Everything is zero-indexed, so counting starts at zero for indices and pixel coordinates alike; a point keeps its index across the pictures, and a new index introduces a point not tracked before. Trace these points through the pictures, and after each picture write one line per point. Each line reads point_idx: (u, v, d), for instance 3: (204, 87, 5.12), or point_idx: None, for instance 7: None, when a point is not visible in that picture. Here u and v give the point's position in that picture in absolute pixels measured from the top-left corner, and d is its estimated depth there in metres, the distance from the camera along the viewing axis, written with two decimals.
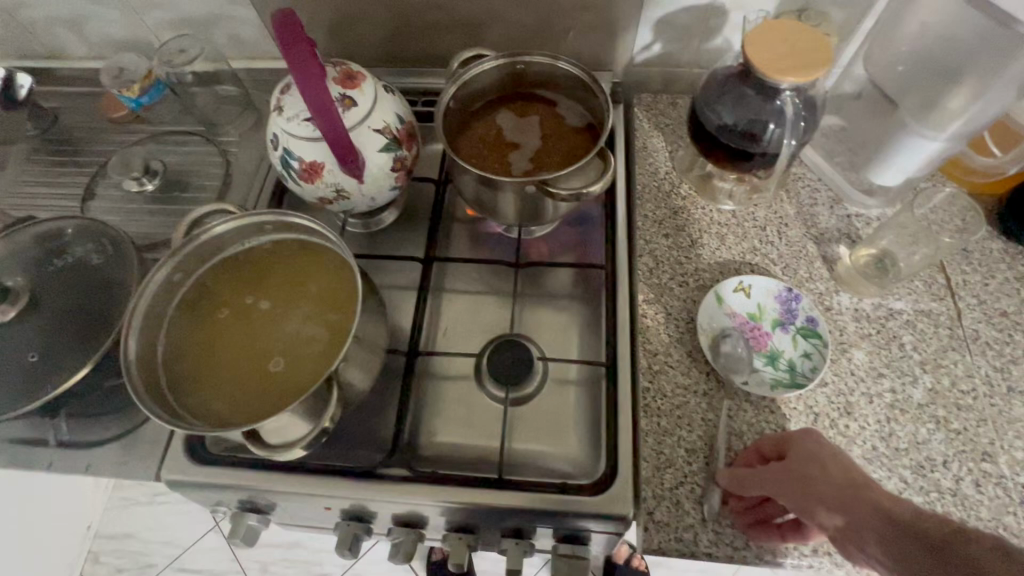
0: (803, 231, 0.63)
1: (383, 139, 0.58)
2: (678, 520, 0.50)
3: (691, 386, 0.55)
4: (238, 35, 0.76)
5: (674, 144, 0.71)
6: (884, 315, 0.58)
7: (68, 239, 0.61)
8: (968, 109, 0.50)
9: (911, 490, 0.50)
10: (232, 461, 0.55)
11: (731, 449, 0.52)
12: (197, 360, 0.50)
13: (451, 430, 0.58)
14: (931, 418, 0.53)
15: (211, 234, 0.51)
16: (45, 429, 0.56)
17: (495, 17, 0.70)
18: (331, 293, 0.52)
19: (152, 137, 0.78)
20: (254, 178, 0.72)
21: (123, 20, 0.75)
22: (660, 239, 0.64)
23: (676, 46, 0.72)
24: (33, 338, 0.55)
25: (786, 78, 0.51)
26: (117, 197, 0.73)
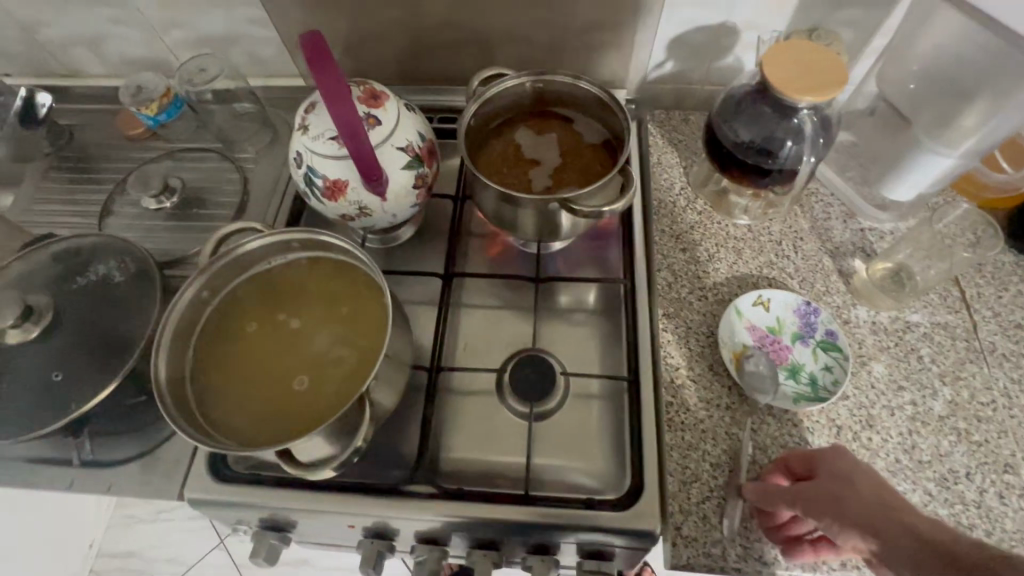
0: (818, 245, 0.64)
1: (405, 157, 0.58)
2: (706, 535, 0.50)
3: (714, 400, 0.56)
4: (256, 54, 0.77)
5: (688, 160, 0.72)
6: (901, 328, 0.58)
7: (89, 255, 0.61)
8: (981, 128, 0.52)
9: (935, 502, 0.50)
10: (255, 479, 0.54)
11: (756, 463, 0.53)
12: (226, 378, 0.50)
13: (474, 446, 0.58)
14: (952, 430, 0.53)
15: (240, 252, 0.52)
16: (68, 447, 0.56)
17: (512, 37, 0.72)
18: (359, 311, 0.52)
19: (170, 154, 0.78)
20: (273, 194, 0.73)
21: (143, 39, 0.76)
22: (678, 254, 0.65)
23: (688, 65, 0.73)
24: (57, 356, 0.55)
25: (803, 97, 0.52)
26: (136, 213, 0.73)
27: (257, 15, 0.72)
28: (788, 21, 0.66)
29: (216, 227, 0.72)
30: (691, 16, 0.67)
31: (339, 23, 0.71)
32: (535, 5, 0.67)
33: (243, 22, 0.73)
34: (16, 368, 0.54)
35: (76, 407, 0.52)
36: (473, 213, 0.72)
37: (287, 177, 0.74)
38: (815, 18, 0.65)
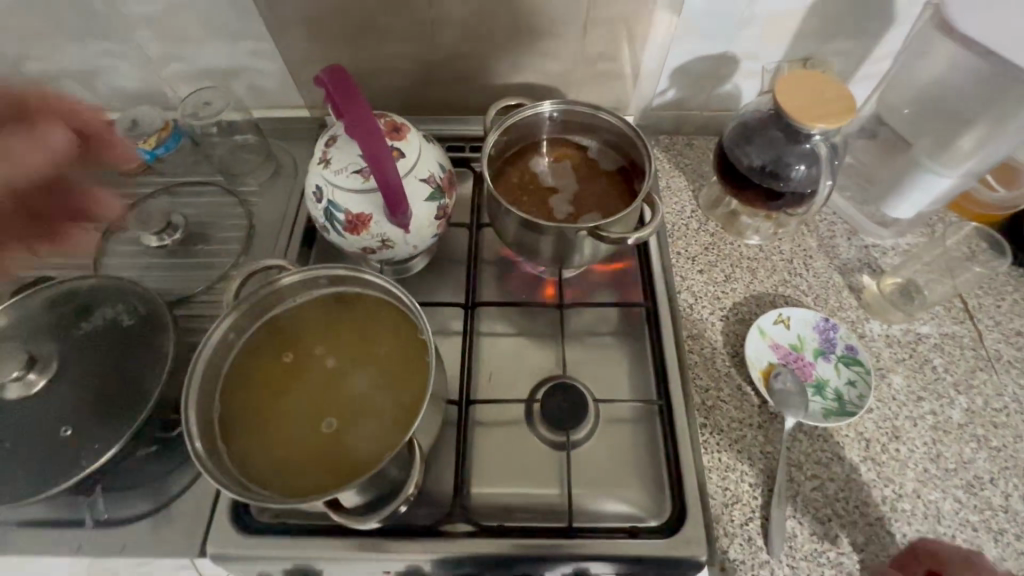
0: (827, 262, 0.66)
1: (428, 189, 0.58)
2: (753, 557, 0.50)
3: (746, 420, 0.56)
4: (258, 86, 0.76)
5: (695, 183, 0.74)
6: (913, 339, 0.61)
7: (91, 301, 0.59)
8: (981, 150, 0.55)
9: (966, 509, 0.52)
10: (282, 529, 0.51)
11: (793, 481, 0.53)
12: (260, 423, 0.48)
13: (509, 479, 0.56)
14: (972, 438, 0.55)
15: (269, 290, 0.50)
16: (81, 506, 0.53)
17: (521, 68, 0.73)
18: (398, 349, 0.51)
19: (166, 188, 0.76)
20: (281, 228, 0.71)
21: (138, 72, 0.74)
22: (696, 275, 0.66)
23: (689, 92, 0.76)
24: (66, 409, 0.52)
25: (816, 124, 0.55)
26: (136, 251, 0.70)
27: (262, 48, 0.71)
28: (785, 52, 0.69)
29: (222, 262, 0.69)
30: (694, 47, 0.69)
31: (346, 55, 0.70)
32: (544, 37, 0.69)
33: (247, 55, 0.72)
34: (23, 424, 0.51)
35: (89, 463, 0.49)
36: (488, 241, 0.72)
37: (295, 210, 0.72)
38: (810, 49, 0.68)
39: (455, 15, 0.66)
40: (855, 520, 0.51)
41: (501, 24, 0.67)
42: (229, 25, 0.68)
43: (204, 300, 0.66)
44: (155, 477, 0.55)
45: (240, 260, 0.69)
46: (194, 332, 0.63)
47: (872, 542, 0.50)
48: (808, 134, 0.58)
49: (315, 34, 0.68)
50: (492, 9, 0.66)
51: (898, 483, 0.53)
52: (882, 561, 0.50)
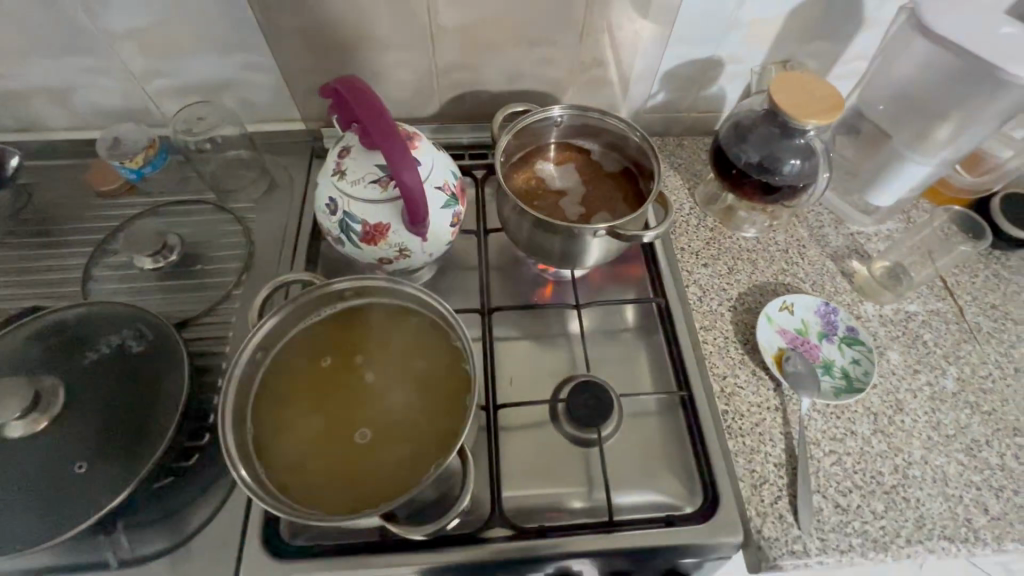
0: (820, 251, 0.70)
1: (443, 196, 0.58)
2: (786, 534, 0.52)
3: (764, 403, 0.59)
4: (250, 100, 0.74)
5: (690, 181, 0.77)
6: (904, 317, 0.65)
7: (86, 332, 0.55)
8: (955, 139, 0.61)
9: (969, 470, 0.56)
10: (318, 551, 0.50)
11: (813, 458, 0.56)
12: (296, 439, 0.47)
13: (543, 480, 0.56)
14: (966, 404, 0.60)
15: (299, 304, 0.51)
16: (99, 547, 0.50)
17: (518, 75, 0.74)
18: (435, 365, 0.51)
19: (153, 208, 0.72)
20: (283, 243, 0.69)
21: (120, 89, 0.71)
22: (701, 268, 0.69)
23: (677, 95, 0.79)
24: (79, 444, 0.49)
25: (809, 120, 0.58)
26: (127, 274, 0.66)
27: (255, 61, 0.69)
28: (767, 55, 0.73)
29: (223, 281, 0.66)
30: (684, 52, 0.72)
31: (343, 67, 0.70)
32: (542, 45, 0.70)
33: (239, 69, 0.70)
34: (28, 464, 0.47)
35: (110, 499, 0.46)
36: (495, 246, 0.73)
37: (297, 224, 0.70)
38: (790, 51, 0.73)
39: (455, 25, 0.67)
40: (873, 490, 0.54)
41: (500, 33, 0.68)
42: (222, 38, 0.66)
43: (209, 321, 0.63)
44: (176, 509, 0.52)
45: (243, 278, 0.67)
46: (202, 355, 0.60)
47: (891, 509, 0.54)
48: (801, 129, 0.61)
49: (313, 45, 0.67)
50: (491, 19, 0.67)
51: (907, 452, 0.57)
52: (902, 526, 0.53)
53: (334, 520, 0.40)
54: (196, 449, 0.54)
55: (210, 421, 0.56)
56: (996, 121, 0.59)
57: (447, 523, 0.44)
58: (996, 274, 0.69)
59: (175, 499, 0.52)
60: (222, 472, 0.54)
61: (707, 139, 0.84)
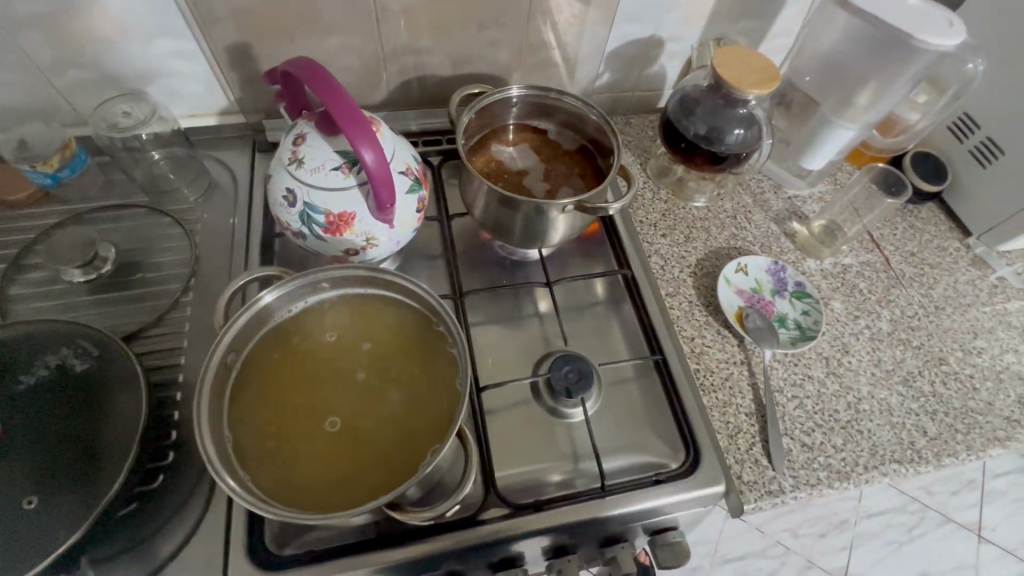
0: (764, 215, 0.75)
1: (408, 181, 0.56)
2: (763, 475, 0.56)
3: (731, 358, 0.63)
4: (179, 91, 0.68)
5: (641, 157, 0.80)
6: (841, 270, 0.72)
7: (15, 354, 0.49)
8: (874, 104, 0.68)
9: (908, 399, 0.62)
10: (312, 556, 0.48)
11: (778, 403, 0.60)
12: (281, 440, 0.45)
13: (533, 457, 0.57)
14: (899, 342, 0.66)
15: (274, 299, 0.49)
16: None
17: (468, 58, 0.73)
18: (430, 362, 0.49)
19: (75, 215, 0.65)
20: (233, 243, 0.65)
21: (23, 84, 0.63)
22: (661, 239, 0.72)
23: (622, 75, 0.81)
24: (26, 477, 0.44)
25: (751, 90, 0.62)
26: (52, 291, 0.60)
27: (185, 50, 0.64)
28: (702, 34, 0.77)
29: (170, 288, 0.61)
30: (626, 32, 0.74)
31: (282, 53, 0.66)
32: (490, 27, 0.70)
33: (165, 57, 0.64)
34: None
35: (72, 532, 0.42)
36: (459, 232, 0.72)
37: (246, 223, 0.66)
38: (722, 28, 0.77)
39: (401, 5, 0.65)
40: (833, 426, 0.60)
41: (447, 14, 0.67)
42: (144, 23, 0.60)
43: (160, 332, 0.59)
44: (147, 536, 0.48)
45: (193, 283, 0.62)
46: (155, 370, 0.56)
47: (849, 441, 0.59)
48: (744, 99, 0.65)
49: (248, 29, 0.62)
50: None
51: (857, 390, 0.62)
52: (859, 455, 0.58)
53: (332, 518, 0.39)
54: (161, 469, 0.50)
55: (173, 438, 0.52)
56: (908, 88, 0.66)
57: (447, 510, 0.43)
58: (911, 225, 0.77)
59: (145, 524, 0.48)
60: (195, 490, 0.50)
61: (651, 117, 0.87)
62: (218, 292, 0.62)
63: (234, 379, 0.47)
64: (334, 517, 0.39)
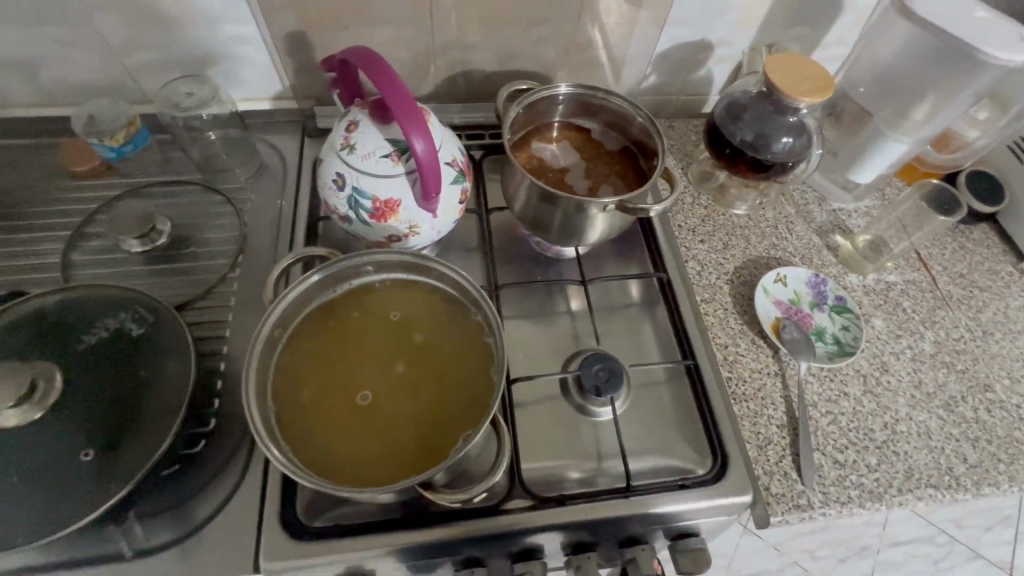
0: (806, 227, 0.74)
1: (453, 172, 0.57)
2: (791, 488, 0.55)
3: (764, 369, 0.62)
4: (237, 75, 0.71)
5: (683, 161, 0.79)
6: (884, 287, 0.70)
7: (78, 315, 0.52)
8: (930, 120, 0.66)
9: (949, 424, 0.60)
10: (341, 530, 0.49)
11: (811, 417, 0.59)
12: (318, 414, 0.47)
13: (559, 452, 0.57)
14: (942, 364, 0.64)
15: (322, 280, 0.51)
16: (113, 538, 0.48)
17: (515, 54, 0.74)
18: (468, 360, 0.50)
19: (134, 189, 0.68)
20: (280, 224, 0.67)
21: (95, 62, 0.67)
22: (699, 245, 0.71)
23: (668, 78, 0.80)
24: (82, 431, 0.46)
25: (803, 98, 0.61)
26: (111, 259, 0.63)
27: (245, 35, 0.66)
28: (754, 39, 0.76)
29: (219, 263, 0.64)
30: (676, 34, 0.74)
31: (337, 42, 0.68)
32: (539, 24, 0.71)
33: (226, 42, 0.67)
34: (29, 454, 0.45)
35: (123, 485, 0.45)
36: (497, 226, 0.73)
37: (293, 205, 0.68)
38: (775, 35, 0.75)
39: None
40: (867, 445, 0.58)
41: (499, 10, 0.68)
42: (209, 8, 0.63)
43: (207, 305, 0.61)
44: (188, 497, 0.50)
45: (240, 260, 0.64)
46: (202, 340, 0.58)
47: (883, 461, 0.57)
48: (795, 107, 0.64)
49: (306, 18, 0.65)
50: None
51: (894, 409, 0.61)
52: (894, 477, 0.57)
53: (366, 492, 0.40)
54: (203, 435, 0.53)
55: (215, 406, 0.54)
56: (967, 105, 0.64)
57: (477, 496, 0.44)
58: (962, 246, 0.74)
59: (187, 486, 0.51)
60: (233, 458, 0.53)
61: (695, 121, 0.86)
62: (263, 270, 0.64)
63: (279, 353, 0.49)
64: (366, 492, 0.40)
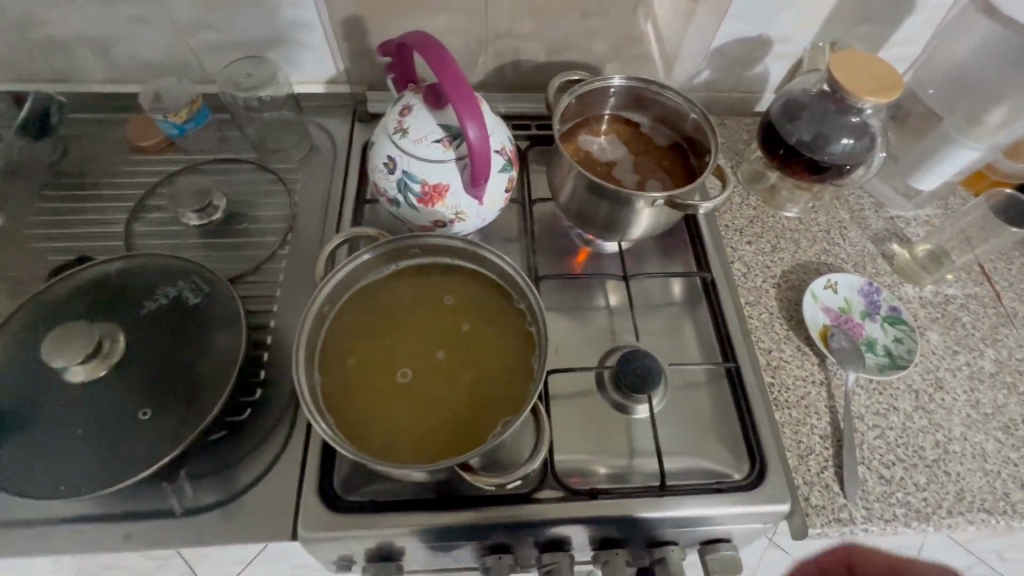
0: (860, 233, 0.71)
1: (501, 160, 0.58)
2: (832, 501, 0.53)
3: (809, 377, 0.60)
4: (295, 58, 0.73)
5: (732, 160, 0.77)
6: (943, 300, 0.67)
7: (141, 281, 0.55)
8: (1006, 126, 0.63)
9: (1007, 447, 0.57)
10: (375, 506, 0.51)
11: (858, 432, 0.57)
12: (359, 390, 0.48)
13: (592, 446, 0.57)
14: (1003, 384, 0.61)
15: (372, 257, 0.52)
16: (163, 495, 0.50)
17: (566, 46, 0.74)
18: (509, 351, 0.50)
19: (193, 165, 0.71)
20: (328, 206, 0.68)
21: (163, 41, 0.69)
22: (746, 246, 0.69)
23: (722, 74, 0.78)
24: (140, 391, 0.49)
25: (867, 97, 0.59)
26: (170, 231, 0.66)
27: (305, 18, 0.68)
28: (816, 36, 0.73)
29: (270, 239, 0.66)
30: (735, 30, 0.71)
31: (392, 29, 0.69)
32: (593, 15, 0.70)
33: (286, 25, 0.69)
34: (93, 408, 0.48)
35: (176, 445, 0.47)
36: (540, 217, 0.72)
37: (341, 187, 0.70)
38: (839, 32, 0.72)
39: None
40: (916, 463, 0.56)
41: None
42: None
43: (256, 279, 0.63)
44: (232, 462, 0.52)
45: (289, 238, 0.66)
46: (251, 312, 0.60)
47: (933, 481, 0.55)
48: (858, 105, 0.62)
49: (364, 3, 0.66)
50: None
51: (947, 428, 0.58)
52: (943, 498, 0.54)
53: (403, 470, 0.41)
54: (249, 403, 0.55)
55: (261, 377, 0.56)
56: None
57: (512, 482, 0.45)
58: None
59: (232, 451, 0.53)
60: (277, 428, 0.54)
61: (747, 120, 0.84)
62: (311, 248, 0.65)
63: (325, 329, 0.50)
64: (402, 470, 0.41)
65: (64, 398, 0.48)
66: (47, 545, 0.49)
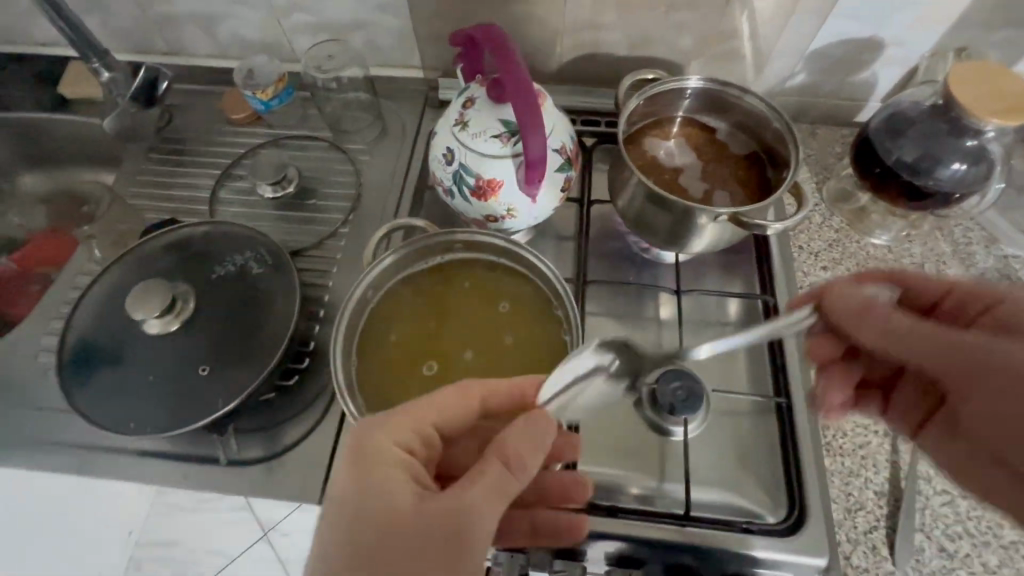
0: (963, 270, 0.63)
1: (560, 159, 0.56)
2: (877, 566, 0.49)
3: (872, 426, 0.56)
4: (376, 42, 0.75)
5: (819, 175, 0.71)
6: None
7: (217, 248, 0.60)
8: None
9: None
10: None
11: (920, 498, 0.52)
12: (388, 375, 0.50)
13: (619, 461, 0.55)
14: None
15: (420, 249, 0.54)
16: (215, 445, 0.56)
17: (648, 40, 0.70)
18: (541, 362, 0.50)
19: (275, 141, 0.76)
20: (390, 189, 0.70)
21: (261, 21, 0.74)
22: (820, 272, 0.63)
23: (821, 77, 0.71)
24: (205, 350, 0.54)
25: (991, 118, 0.51)
26: (248, 202, 0.71)
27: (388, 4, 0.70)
28: (940, 41, 0.64)
29: (334, 217, 0.69)
30: (841, 29, 0.64)
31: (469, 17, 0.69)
32: (680, 9, 0.65)
33: (370, 9, 0.71)
34: (165, 360, 0.54)
35: (228, 402, 0.51)
36: (597, 218, 0.70)
37: (405, 172, 0.71)
38: (971, 37, 0.63)
39: None
40: (988, 540, 0.50)
41: None
42: None
43: (318, 254, 0.67)
44: (277, 423, 0.57)
45: (351, 218, 0.69)
46: (309, 285, 0.64)
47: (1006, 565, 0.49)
48: (979, 127, 0.53)
49: None
50: None
51: None
52: None
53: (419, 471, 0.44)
54: (297, 371, 0.59)
55: (311, 348, 0.60)
56: None
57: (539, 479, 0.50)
58: None
59: (278, 412, 0.57)
60: (317, 397, 0.58)
61: (843, 130, 0.76)
62: (370, 229, 0.68)
63: (369, 312, 0.53)
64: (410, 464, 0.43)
65: (144, 346, 0.54)
66: (115, 472, 0.55)
